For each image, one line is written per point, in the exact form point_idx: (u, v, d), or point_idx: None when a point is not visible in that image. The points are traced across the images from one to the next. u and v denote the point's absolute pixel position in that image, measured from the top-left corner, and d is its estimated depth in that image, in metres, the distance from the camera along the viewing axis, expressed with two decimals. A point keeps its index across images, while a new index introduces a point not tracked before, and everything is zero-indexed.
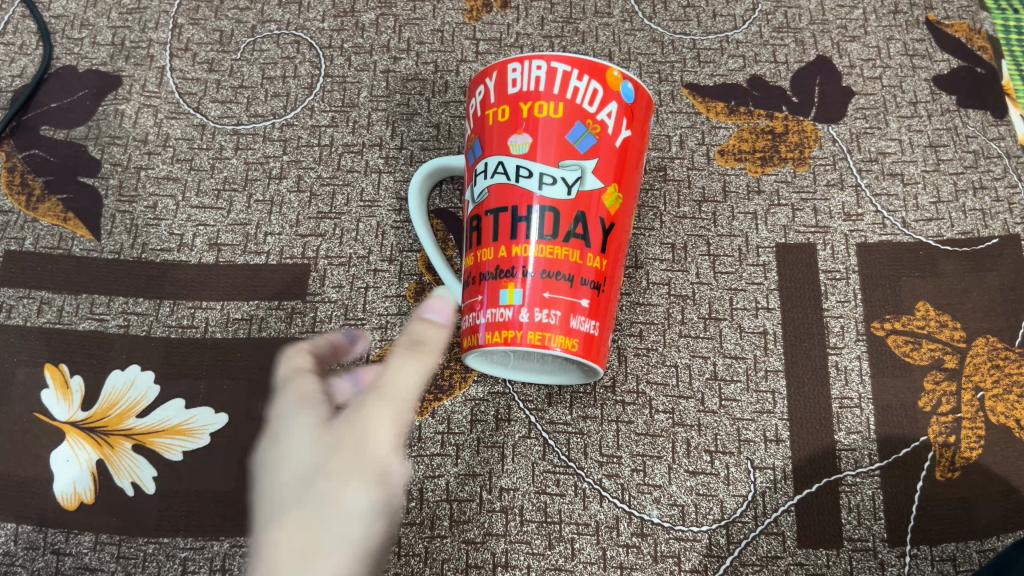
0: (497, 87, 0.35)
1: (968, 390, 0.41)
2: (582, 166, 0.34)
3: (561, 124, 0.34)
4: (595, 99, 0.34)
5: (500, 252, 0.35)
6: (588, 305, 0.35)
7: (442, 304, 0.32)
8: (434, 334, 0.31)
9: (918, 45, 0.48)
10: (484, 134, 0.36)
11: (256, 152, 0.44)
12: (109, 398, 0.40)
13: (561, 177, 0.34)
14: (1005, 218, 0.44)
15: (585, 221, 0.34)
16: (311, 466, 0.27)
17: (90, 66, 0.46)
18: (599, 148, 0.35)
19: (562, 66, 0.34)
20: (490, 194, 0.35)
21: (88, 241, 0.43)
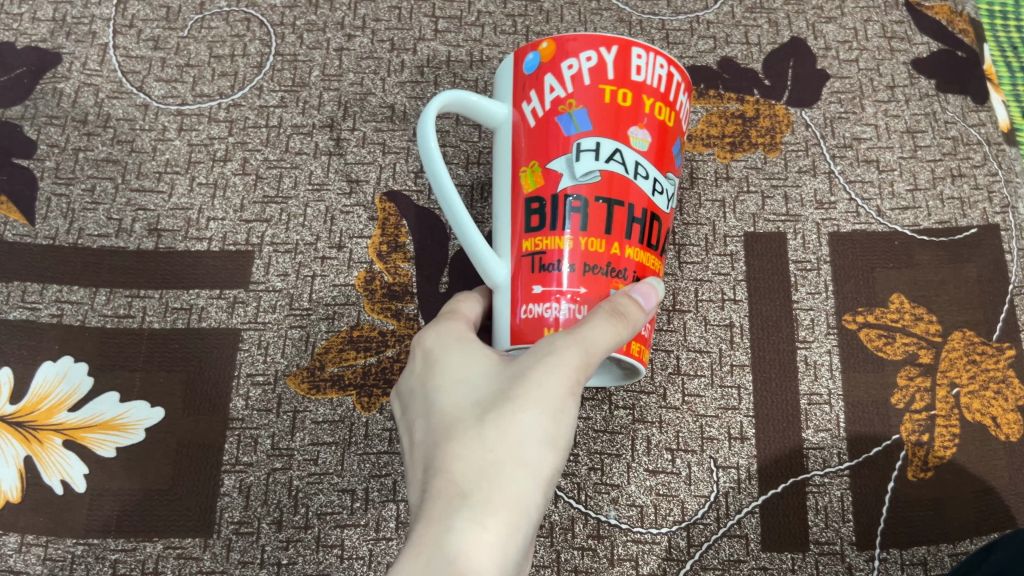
0: (618, 65, 0.30)
1: (942, 386, 0.39)
2: (673, 180, 0.32)
3: (670, 133, 0.32)
4: (683, 117, 0.33)
5: (611, 250, 0.30)
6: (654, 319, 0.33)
7: (650, 290, 0.30)
8: (638, 317, 0.29)
9: (896, 27, 0.46)
10: (594, 108, 0.30)
11: (200, 134, 0.42)
12: (39, 391, 0.38)
13: (665, 187, 0.31)
14: (984, 207, 0.43)
15: (665, 237, 0.33)
16: (490, 393, 0.29)
17: (30, 43, 0.44)
18: (678, 165, 0.33)
19: (675, 74, 0.32)
20: (601, 180, 0.30)
21: (21, 226, 0.41)
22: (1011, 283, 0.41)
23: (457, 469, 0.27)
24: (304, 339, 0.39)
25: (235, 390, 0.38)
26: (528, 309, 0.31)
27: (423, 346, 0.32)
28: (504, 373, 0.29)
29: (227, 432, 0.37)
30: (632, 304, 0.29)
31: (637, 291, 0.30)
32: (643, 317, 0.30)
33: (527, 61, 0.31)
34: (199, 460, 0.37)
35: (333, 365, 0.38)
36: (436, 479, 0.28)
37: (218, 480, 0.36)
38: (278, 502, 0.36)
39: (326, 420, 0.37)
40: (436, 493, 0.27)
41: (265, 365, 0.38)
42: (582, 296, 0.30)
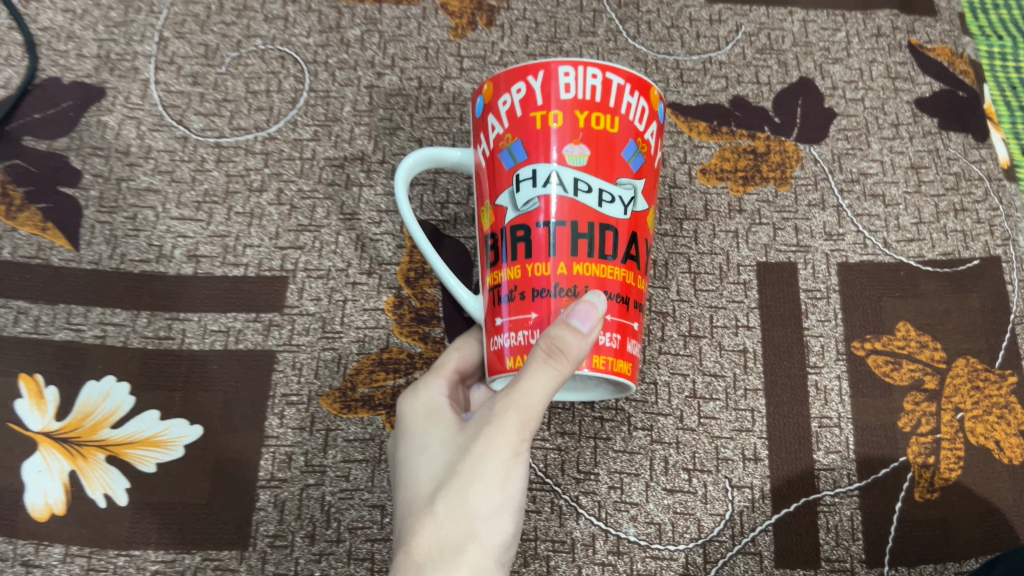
0: (545, 88, 0.30)
1: (947, 411, 0.41)
2: (635, 185, 0.31)
3: (619, 140, 0.30)
4: (643, 117, 0.31)
5: (557, 270, 0.30)
6: (636, 327, 0.32)
7: (590, 309, 0.29)
8: (579, 347, 0.28)
9: (900, 68, 0.49)
10: (528, 135, 0.30)
11: (237, 165, 0.44)
12: (84, 408, 0.40)
13: (619, 196, 0.31)
14: (985, 240, 0.45)
15: (637, 241, 0.31)
16: (446, 465, 0.30)
17: (75, 78, 0.47)
18: (645, 164, 0.31)
19: (617, 78, 0.30)
20: (539, 205, 0.30)
21: (66, 251, 0.43)
22: (1012, 312, 0.43)
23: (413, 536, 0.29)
24: (336, 361, 0.40)
25: (270, 409, 0.40)
26: (494, 341, 0.32)
27: (403, 415, 0.34)
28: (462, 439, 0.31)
29: (263, 449, 0.39)
30: (567, 330, 0.28)
31: (572, 308, 0.29)
32: (584, 342, 0.28)
33: (478, 104, 0.32)
34: (235, 475, 0.38)
35: (363, 386, 0.40)
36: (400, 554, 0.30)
37: (254, 494, 0.38)
38: (311, 516, 0.38)
39: (357, 438, 0.39)
40: (398, 566, 0.29)
41: (299, 386, 0.40)
42: (535, 320, 0.30)
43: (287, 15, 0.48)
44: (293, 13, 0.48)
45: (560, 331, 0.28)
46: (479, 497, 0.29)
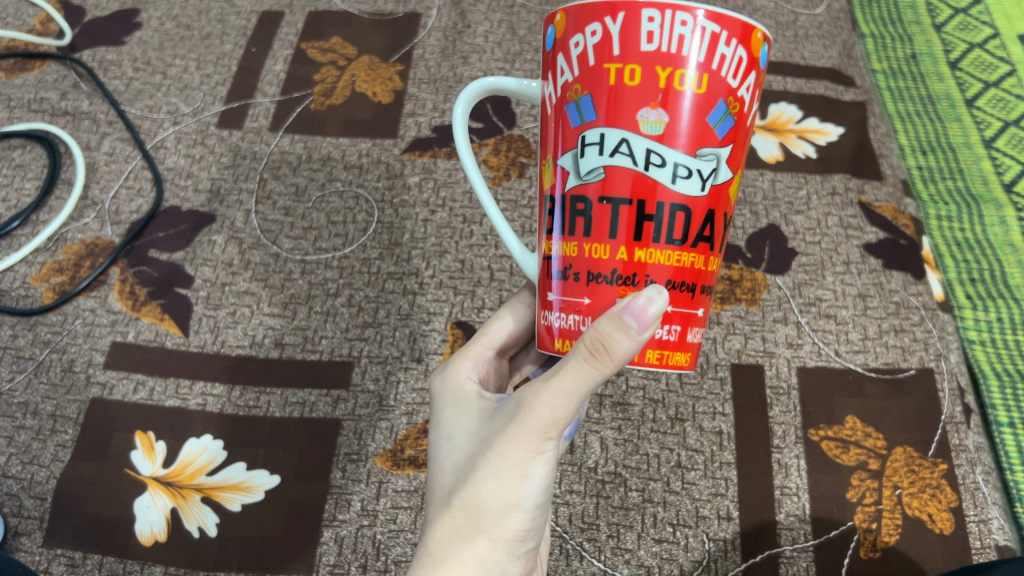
0: (623, 35, 0.27)
1: (887, 487, 0.49)
2: (719, 155, 0.29)
3: (704, 102, 0.28)
4: (740, 70, 0.28)
5: (619, 254, 0.30)
6: (702, 314, 0.32)
7: (647, 306, 0.29)
8: (624, 349, 0.28)
9: (851, 220, 0.60)
10: (599, 92, 0.28)
11: (318, 276, 0.56)
12: (186, 459, 0.49)
13: (697, 169, 0.29)
14: (921, 354, 0.54)
15: (713, 221, 0.30)
16: (471, 457, 0.34)
17: (192, 207, 0.59)
18: (734, 130, 0.29)
19: (712, 25, 0.27)
20: (606, 177, 0.29)
21: (178, 336, 0.53)
22: (943, 414, 0.52)
23: (435, 515, 0.35)
24: (389, 428, 0.50)
25: (335, 464, 0.49)
26: (545, 316, 0.33)
27: (449, 396, 0.39)
28: (495, 424, 0.34)
29: (328, 495, 0.48)
30: (617, 329, 0.28)
31: (629, 300, 0.29)
32: (633, 344, 0.28)
33: (550, 36, 0.30)
34: (306, 516, 0.47)
35: (410, 448, 0.50)
36: (427, 528, 0.35)
37: (319, 532, 0.47)
38: (364, 550, 0.46)
39: (404, 489, 0.48)
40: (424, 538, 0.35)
41: (359, 447, 0.50)
42: (588, 306, 0.31)
43: (361, 165, 0.61)
44: (366, 163, 0.61)
45: (611, 326, 0.28)
46: (497, 490, 0.33)
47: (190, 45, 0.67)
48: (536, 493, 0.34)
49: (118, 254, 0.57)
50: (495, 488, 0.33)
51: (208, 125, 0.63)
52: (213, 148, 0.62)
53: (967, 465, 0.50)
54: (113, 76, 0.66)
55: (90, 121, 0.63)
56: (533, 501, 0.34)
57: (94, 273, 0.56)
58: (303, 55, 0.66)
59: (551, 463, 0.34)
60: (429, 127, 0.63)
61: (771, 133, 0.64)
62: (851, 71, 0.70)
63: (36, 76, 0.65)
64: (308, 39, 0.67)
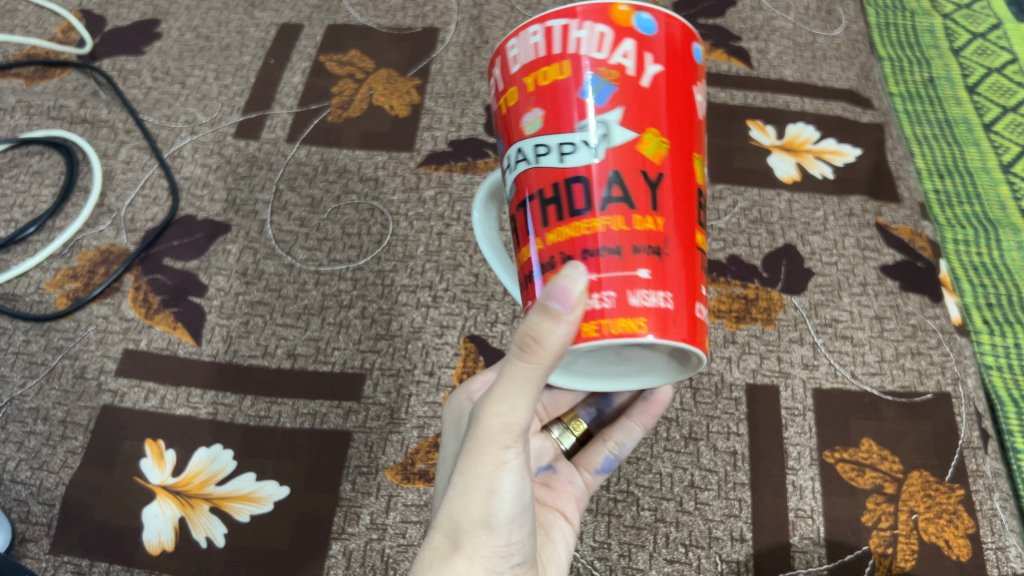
0: (502, 72, 0.32)
1: (903, 512, 0.49)
2: (604, 122, 0.30)
3: (569, 84, 0.30)
4: (605, 44, 0.30)
5: (539, 243, 0.31)
6: (649, 275, 0.30)
7: (565, 285, 0.28)
8: (555, 336, 0.28)
9: (868, 241, 0.60)
10: (504, 121, 0.33)
11: (331, 287, 0.56)
12: (195, 468, 0.49)
13: (582, 142, 0.30)
14: (938, 377, 0.54)
15: (622, 182, 0.30)
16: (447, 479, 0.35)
17: (207, 216, 0.59)
18: (620, 94, 0.30)
19: (558, 22, 0.30)
20: (518, 183, 0.32)
21: (190, 345, 0.53)
22: (960, 439, 0.51)
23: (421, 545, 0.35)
24: (400, 441, 0.50)
25: (345, 476, 0.49)
26: None
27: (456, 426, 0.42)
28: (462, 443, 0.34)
29: (337, 508, 0.48)
30: (545, 319, 0.28)
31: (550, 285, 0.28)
32: (562, 330, 0.28)
33: None
34: (314, 528, 0.47)
35: (421, 462, 0.49)
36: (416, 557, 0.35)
37: (328, 544, 0.47)
38: (372, 564, 0.46)
39: (414, 503, 0.48)
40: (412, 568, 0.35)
41: (369, 460, 0.49)
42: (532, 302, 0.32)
43: (377, 177, 0.61)
44: (382, 176, 0.61)
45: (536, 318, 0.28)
46: (468, 509, 0.33)
47: (209, 56, 0.68)
48: (508, 508, 0.34)
49: (133, 262, 0.57)
50: (463, 503, 0.33)
51: (225, 135, 0.63)
52: (229, 158, 0.62)
53: (984, 491, 0.50)
54: (132, 85, 0.66)
55: (108, 130, 0.63)
56: (506, 515, 0.34)
57: (108, 280, 0.56)
58: (321, 67, 0.67)
59: (518, 477, 0.33)
60: (445, 141, 0.63)
61: (788, 153, 0.64)
62: (869, 93, 0.69)
63: (56, 84, 0.66)
64: (326, 52, 0.67)
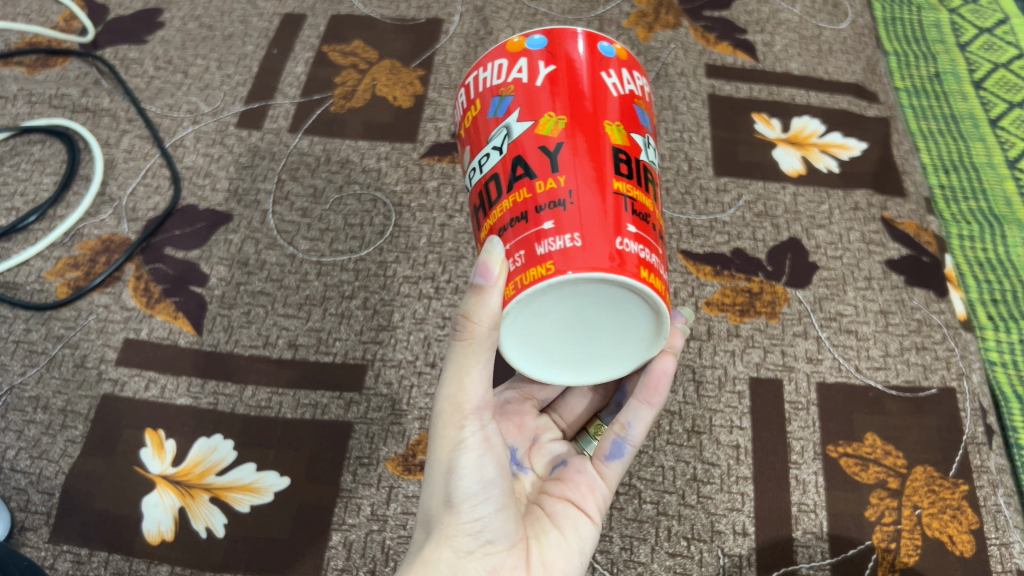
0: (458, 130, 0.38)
1: (907, 507, 0.48)
2: (504, 125, 0.33)
3: (480, 112, 0.34)
4: (502, 71, 0.34)
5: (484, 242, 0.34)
6: (554, 225, 0.31)
7: (487, 262, 0.30)
8: (483, 308, 0.30)
9: (873, 235, 0.59)
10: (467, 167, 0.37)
11: (333, 278, 0.55)
12: (196, 458, 0.49)
13: (493, 148, 0.33)
14: (943, 373, 0.53)
15: (522, 162, 0.32)
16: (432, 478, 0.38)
17: (209, 206, 0.59)
18: (516, 97, 0.33)
19: (472, 76, 0.35)
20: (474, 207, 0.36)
21: (190, 334, 0.53)
22: (964, 435, 0.51)
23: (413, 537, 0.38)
24: (402, 433, 0.50)
25: (345, 467, 0.48)
26: None
27: None
28: None
29: (338, 498, 0.47)
30: (476, 297, 0.30)
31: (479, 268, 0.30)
32: (493, 302, 0.30)
33: None
34: (315, 518, 0.47)
35: (422, 454, 0.49)
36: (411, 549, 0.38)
37: (328, 535, 0.46)
38: (373, 555, 0.46)
39: (415, 495, 0.48)
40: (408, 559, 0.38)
41: (370, 451, 0.49)
42: None
43: (380, 168, 0.60)
44: (385, 167, 0.60)
45: (469, 299, 0.30)
46: (436, 492, 0.36)
47: (212, 45, 0.67)
48: (471, 487, 0.35)
49: (134, 251, 0.56)
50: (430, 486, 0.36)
51: (228, 125, 0.63)
52: (232, 148, 0.61)
53: (989, 487, 0.49)
54: (134, 74, 0.66)
55: (109, 118, 0.63)
56: (466, 493, 0.35)
57: (109, 269, 0.55)
58: (324, 57, 0.66)
59: (477, 457, 0.35)
60: (448, 133, 0.62)
61: (793, 146, 0.64)
62: (875, 86, 0.69)
63: (58, 72, 0.66)
64: (329, 42, 0.67)
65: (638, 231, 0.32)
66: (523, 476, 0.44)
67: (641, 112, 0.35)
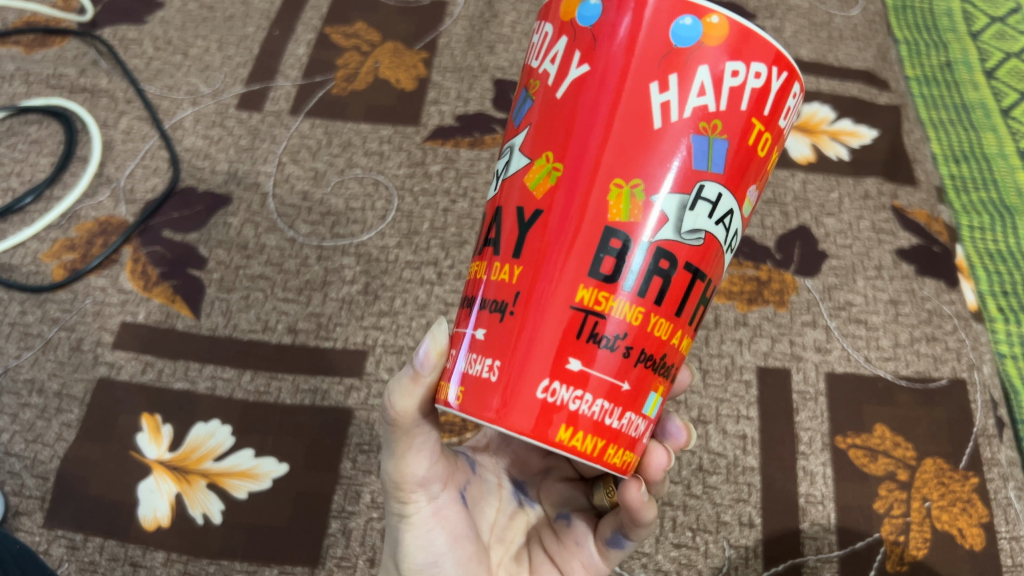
0: None
1: (916, 499, 0.47)
2: (513, 146, 0.28)
3: (520, 95, 0.29)
4: (546, 49, 0.27)
5: None
6: (486, 339, 0.27)
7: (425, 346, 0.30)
8: (410, 393, 0.30)
9: (884, 225, 0.58)
10: None
11: (334, 262, 0.54)
12: (193, 443, 0.48)
13: (502, 167, 0.29)
14: (953, 364, 0.53)
15: (500, 222, 0.28)
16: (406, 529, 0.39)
17: (208, 188, 0.58)
18: (534, 108, 0.27)
19: (538, 21, 0.29)
20: None
21: (188, 318, 0.52)
22: (975, 427, 0.50)
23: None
24: None
25: (345, 454, 0.48)
26: None
27: None
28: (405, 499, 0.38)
29: (337, 486, 0.47)
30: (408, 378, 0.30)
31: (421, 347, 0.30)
32: (417, 386, 0.30)
33: None
34: (315, 506, 0.46)
35: None
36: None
37: (327, 523, 0.46)
38: (372, 544, 0.45)
39: None
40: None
41: (371, 438, 0.48)
42: None
43: (382, 152, 0.59)
44: (387, 150, 0.59)
45: (397, 384, 0.31)
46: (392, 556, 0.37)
47: (212, 26, 0.66)
48: (420, 560, 0.35)
49: (131, 233, 0.55)
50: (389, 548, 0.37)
51: (228, 106, 0.62)
52: (231, 130, 0.60)
53: (999, 480, 0.48)
54: (133, 54, 0.65)
55: (108, 99, 0.62)
56: (416, 564, 0.35)
57: (106, 251, 0.54)
58: (326, 39, 0.65)
59: (425, 532, 0.35)
60: (452, 116, 0.61)
61: (804, 133, 0.63)
62: (886, 74, 0.68)
63: (56, 52, 0.64)
64: (332, 23, 0.66)
65: (599, 370, 0.26)
66: (530, 511, 0.41)
67: (717, 138, 0.25)
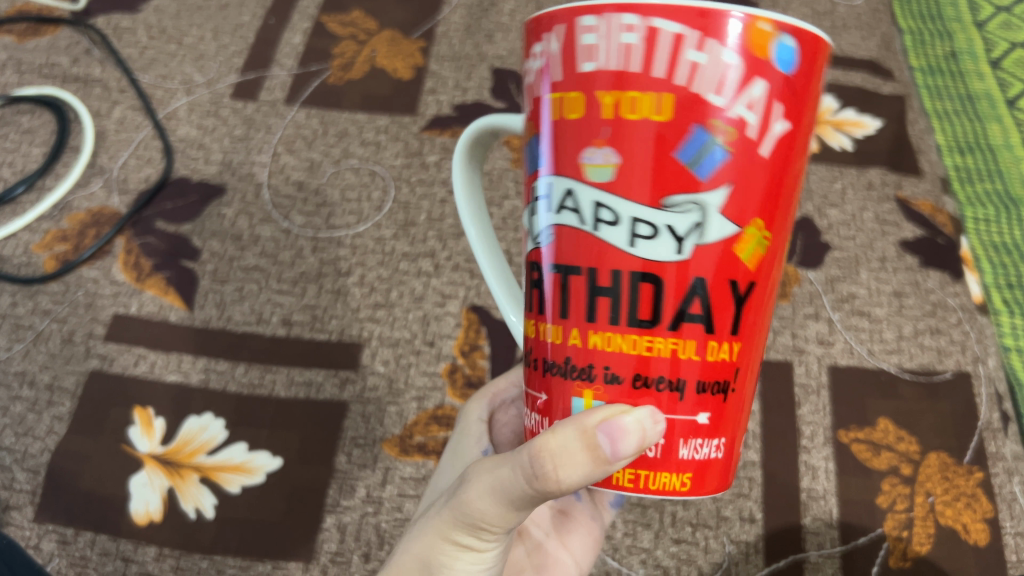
0: (561, 53, 0.21)
1: (920, 494, 0.47)
2: (700, 204, 0.21)
3: (661, 132, 0.20)
4: (728, 86, 0.20)
5: (570, 339, 0.23)
6: (708, 422, 0.24)
7: (619, 427, 0.22)
8: (589, 471, 0.24)
9: (888, 216, 0.58)
10: (542, 130, 0.22)
11: (330, 254, 0.54)
12: (185, 437, 0.47)
13: (664, 226, 0.21)
14: (958, 357, 0.52)
15: (705, 297, 0.22)
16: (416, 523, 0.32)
17: (202, 178, 0.57)
18: (733, 163, 0.21)
19: (674, 26, 0.19)
20: (549, 238, 0.23)
21: (181, 310, 0.51)
22: (979, 420, 0.49)
23: None
24: (398, 414, 0.48)
25: (339, 448, 0.47)
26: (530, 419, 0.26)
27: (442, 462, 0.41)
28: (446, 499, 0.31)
29: (331, 480, 0.46)
30: (592, 461, 0.23)
31: (608, 420, 0.23)
32: (605, 468, 0.23)
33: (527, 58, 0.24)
34: (308, 501, 0.45)
35: (419, 435, 0.47)
36: None
37: (321, 517, 0.45)
38: (367, 539, 0.44)
39: (411, 477, 0.46)
40: None
41: (366, 432, 0.47)
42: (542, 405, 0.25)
43: (379, 142, 0.58)
44: (384, 140, 0.58)
45: (573, 452, 0.23)
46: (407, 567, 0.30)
47: (207, 15, 0.65)
48: None
49: (124, 224, 0.55)
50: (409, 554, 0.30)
51: (223, 96, 0.61)
52: (226, 119, 0.60)
53: (1004, 475, 0.48)
54: (127, 43, 0.64)
55: (101, 89, 0.61)
56: None
57: (98, 242, 0.54)
58: (322, 27, 0.64)
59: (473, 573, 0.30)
60: (450, 106, 0.60)
61: None
62: (891, 64, 0.67)
63: (49, 41, 0.63)
64: (328, 12, 0.65)
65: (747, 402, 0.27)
66: None
67: None
